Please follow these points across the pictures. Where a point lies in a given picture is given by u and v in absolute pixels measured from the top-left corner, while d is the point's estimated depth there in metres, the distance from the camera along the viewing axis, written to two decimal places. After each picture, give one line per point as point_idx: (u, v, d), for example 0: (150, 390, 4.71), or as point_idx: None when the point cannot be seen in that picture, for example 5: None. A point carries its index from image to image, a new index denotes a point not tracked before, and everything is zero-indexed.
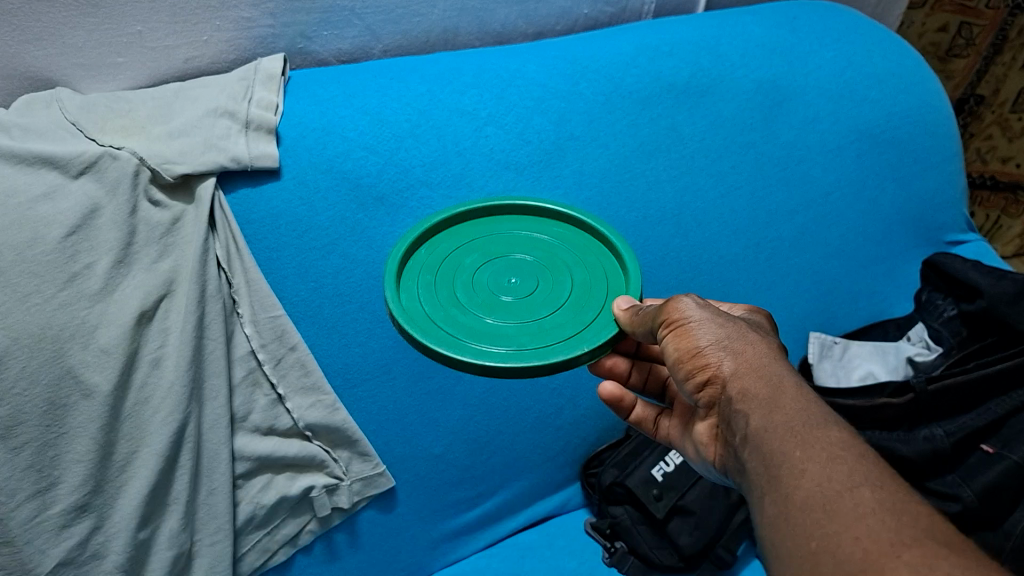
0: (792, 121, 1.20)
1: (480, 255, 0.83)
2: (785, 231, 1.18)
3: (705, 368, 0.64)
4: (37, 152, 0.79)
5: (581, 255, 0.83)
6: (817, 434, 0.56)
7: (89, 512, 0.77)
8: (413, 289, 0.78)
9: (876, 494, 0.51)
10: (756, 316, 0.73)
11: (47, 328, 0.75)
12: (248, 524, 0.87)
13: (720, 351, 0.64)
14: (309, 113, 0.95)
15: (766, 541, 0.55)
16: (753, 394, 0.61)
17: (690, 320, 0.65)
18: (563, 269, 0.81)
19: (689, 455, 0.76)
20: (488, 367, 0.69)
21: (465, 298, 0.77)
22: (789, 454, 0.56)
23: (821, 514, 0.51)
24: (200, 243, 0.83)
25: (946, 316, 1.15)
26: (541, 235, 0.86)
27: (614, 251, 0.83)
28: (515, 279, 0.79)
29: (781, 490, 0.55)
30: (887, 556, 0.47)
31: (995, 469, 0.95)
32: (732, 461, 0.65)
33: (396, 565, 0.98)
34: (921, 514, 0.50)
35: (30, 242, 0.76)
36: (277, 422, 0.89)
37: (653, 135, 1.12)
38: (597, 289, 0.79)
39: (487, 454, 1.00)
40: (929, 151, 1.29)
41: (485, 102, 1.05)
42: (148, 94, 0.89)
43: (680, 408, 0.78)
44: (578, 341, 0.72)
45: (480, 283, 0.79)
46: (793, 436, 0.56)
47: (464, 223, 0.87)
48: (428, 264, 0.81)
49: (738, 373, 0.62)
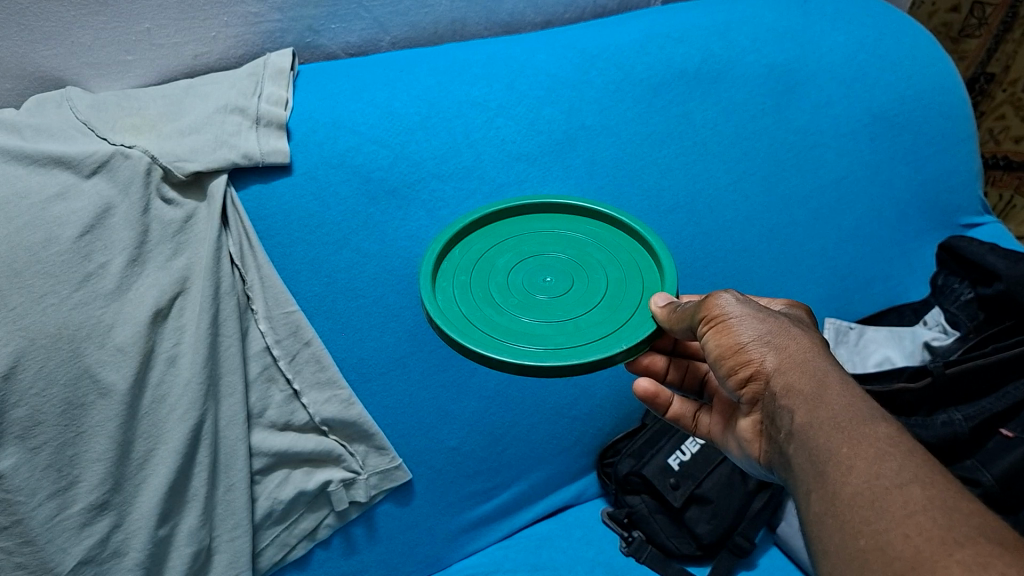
0: (805, 105, 1.19)
1: (513, 254, 0.82)
2: (800, 216, 1.17)
3: (748, 364, 0.64)
4: (48, 153, 0.79)
5: (614, 253, 0.83)
6: (864, 430, 0.56)
7: (109, 510, 0.78)
8: (448, 290, 0.78)
9: (927, 491, 0.50)
10: (796, 311, 0.72)
11: (63, 328, 0.75)
12: (266, 519, 0.88)
13: (762, 347, 0.63)
14: (320, 107, 0.95)
15: (811, 538, 0.55)
16: (798, 390, 0.60)
17: (731, 317, 0.65)
18: (597, 267, 0.81)
19: (732, 453, 0.76)
20: (525, 366, 0.69)
21: (501, 298, 0.77)
22: (835, 451, 0.55)
23: (870, 511, 0.51)
24: (214, 240, 0.83)
25: (963, 299, 1.14)
26: (574, 234, 0.85)
27: (648, 248, 0.82)
28: (550, 278, 0.79)
29: (828, 487, 0.54)
30: (939, 553, 0.46)
31: (1015, 453, 0.94)
32: (776, 457, 0.65)
33: (413, 558, 0.98)
34: (973, 511, 0.49)
35: (44, 242, 0.76)
36: (293, 417, 0.89)
37: (664, 122, 1.12)
38: (632, 287, 0.79)
39: (503, 446, 1.00)
40: (944, 133, 1.28)
41: (494, 93, 1.04)
42: (158, 91, 0.89)
43: (720, 405, 0.79)
44: (615, 340, 0.72)
45: (515, 283, 0.79)
46: (842, 433, 0.56)
47: (490, 222, 0.87)
48: (461, 265, 0.81)
49: (782, 368, 0.62)
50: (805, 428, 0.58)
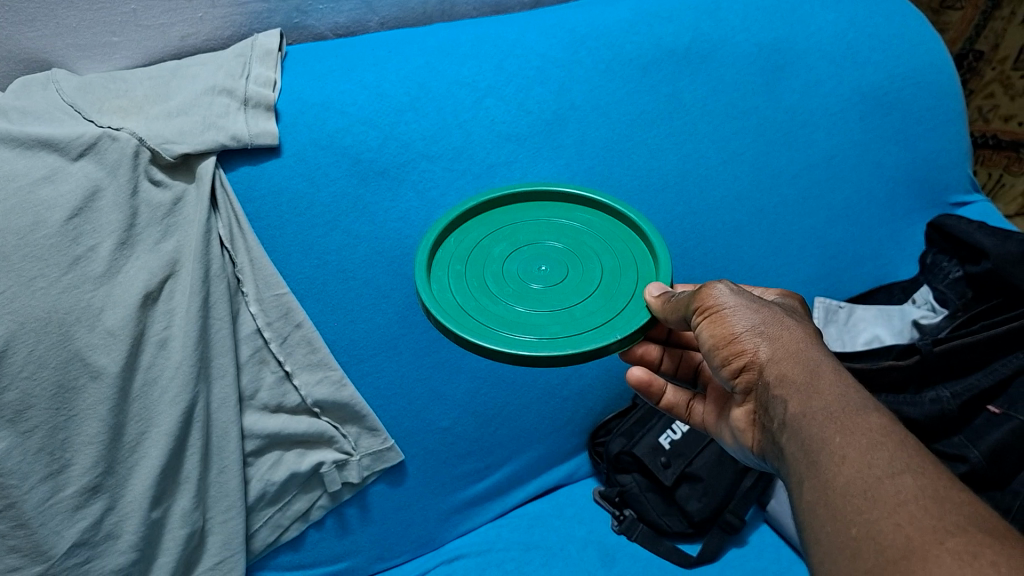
0: (795, 84, 1.19)
1: (509, 244, 0.82)
2: (790, 196, 1.17)
3: (742, 354, 0.64)
4: (35, 135, 0.78)
5: (609, 241, 0.83)
6: (857, 420, 0.56)
7: (102, 493, 0.80)
8: (443, 278, 0.78)
9: (919, 481, 0.51)
10: (790, 300, 0.73)
11: (53, 311, 0.75)
12: (259, 501, 0.89)
13: (755, 337, 0.64)
14: (309, 88, 0.94)
15: (804, 525, 0.55)
16: (790, 379, 0.61)
17: (725, 308, 0.65)
18: (591, 255, 0.81)
19: (726, 440, 0.76)
20: (522, 356, 0.69)
21: (497, 287, 0.77)
22: (829, 440, 0.56)
23: (861, 500, 0.51)
24: (203, 223, 0.83)
25: (951, 277, 1.15)
26: (570, 222, 0.85)
27: (642, 236, 0.82)
28: (545, 266, 0.79)
29: (821, 476, 0.55)
30: (929, 542, 0.47)
31: (1001, 430, 0.95)
32: (770, 446, 0.65)
33: (407, 538, 0.98)
34: (964, 501, 0.49)
35: (33, 226, 0.75)
36: (284, 400, 0.89)
37: (654, 102, 1.11)
38: (627, 275, 0.79)
39: (497, 426, 1.00)
40: (933, 111, 1.28)
41: (484, 73, 1.03)
42: (144, 73, 0.89)
43: (715, 393, 0.79)
44: (610, 329, 0.72)
45: (510, 272, 0.79)
46: (833, 423, 0.57)
47: (487, 210, 0.87)
48: (456, 253, 0.81)
49: (775, 359, 0.63)
50: (801, 416, 0.59)
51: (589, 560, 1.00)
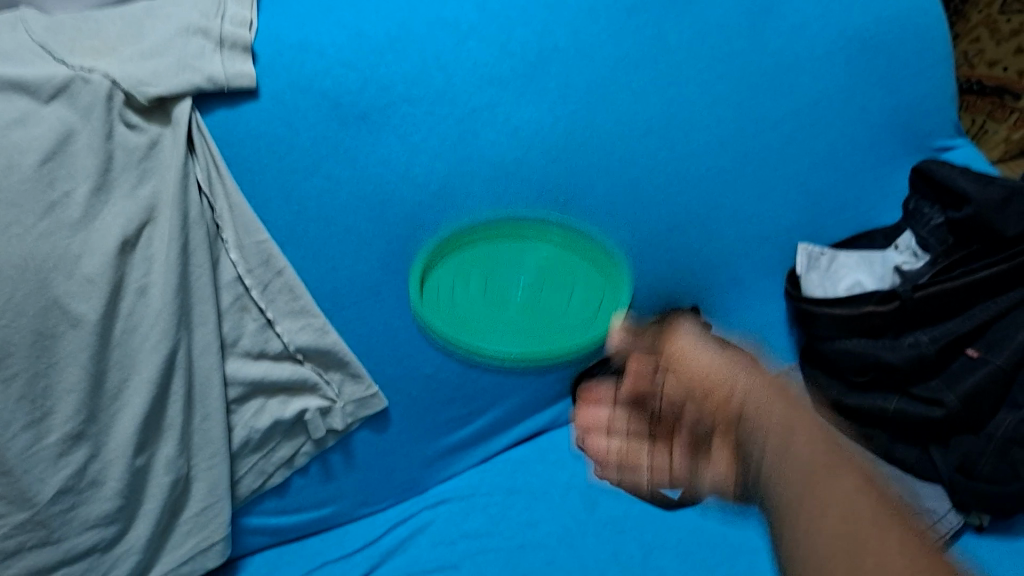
0: (783, 26, 1.13)
1: (482, 269, 0.91)
2: (772, 143, 1.16)
3: (723, 394, 0.70)
4: (4, 76, 0.75)
5: (591, 272, 0.94)
6: (835, 480, 0.60)
7: (84, 441, 0.81)
8: (435, 286, 0.91)
9: None
10: None
11: (30, 257, 0.74)
12: (244, 448, 0.90)
13: (732, 376, 0.70)
14: (286, 27, 0.89)
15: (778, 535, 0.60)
16: (767, 415, 0.66)
17: (685, 349, 0.75)
18: (576, 269, 0.92)
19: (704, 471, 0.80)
20: None
21: (492, 301, 0.90)
22: (801, 497, 0.59)
23: None
24: (179, 167, 0.81)
25: (933, 224, 1.11)
26: (541, 239, 0.94)
27: (616, 277, 0.97)
28: (530, 274, 0.90)
29: (795, 493, 0.60)
30: None
31: (978, 374, 0.98)
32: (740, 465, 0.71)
33: (391, 483, 1.01)
34: None
35: (6, 169, 0.73)
36: (267, 347, 0.89)
37: (638, 46, 1.06)
38: (602, 297, 0.92)
39: (480, 373, 0.99)
40: (920, 53, 1.22)
41: (466, 14, 0.97)
42: (116, 12, 0.85)
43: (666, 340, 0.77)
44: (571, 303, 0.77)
45: (498, 285, 0.91)
46: (807, 481, 0.60)
47: (458, 249, 0.93)
48: (450, 271, 0.91)
49: (753, 395, 0.68)
50: (765, 511, 0.63)
51: (572, 506, 1.03)
